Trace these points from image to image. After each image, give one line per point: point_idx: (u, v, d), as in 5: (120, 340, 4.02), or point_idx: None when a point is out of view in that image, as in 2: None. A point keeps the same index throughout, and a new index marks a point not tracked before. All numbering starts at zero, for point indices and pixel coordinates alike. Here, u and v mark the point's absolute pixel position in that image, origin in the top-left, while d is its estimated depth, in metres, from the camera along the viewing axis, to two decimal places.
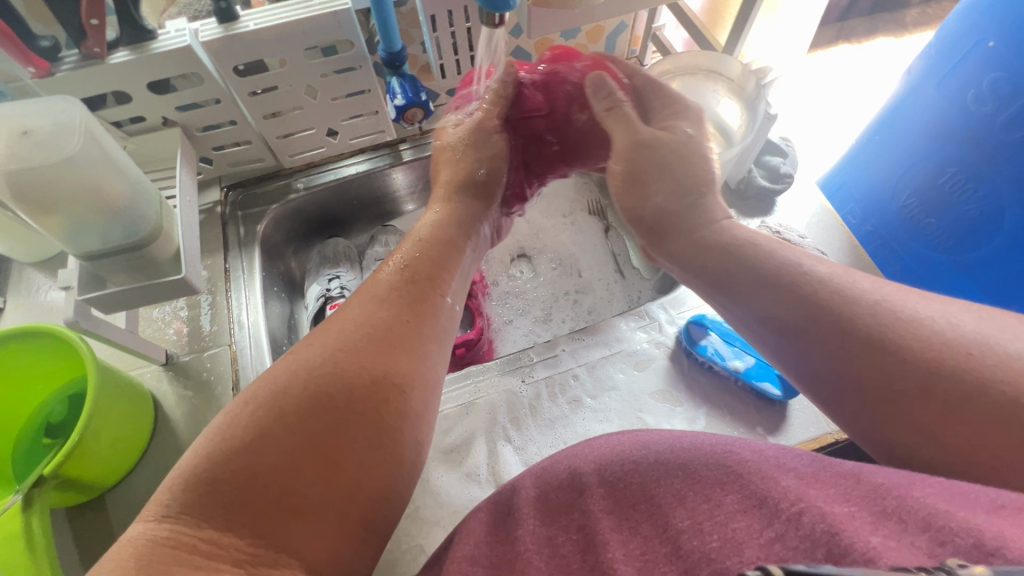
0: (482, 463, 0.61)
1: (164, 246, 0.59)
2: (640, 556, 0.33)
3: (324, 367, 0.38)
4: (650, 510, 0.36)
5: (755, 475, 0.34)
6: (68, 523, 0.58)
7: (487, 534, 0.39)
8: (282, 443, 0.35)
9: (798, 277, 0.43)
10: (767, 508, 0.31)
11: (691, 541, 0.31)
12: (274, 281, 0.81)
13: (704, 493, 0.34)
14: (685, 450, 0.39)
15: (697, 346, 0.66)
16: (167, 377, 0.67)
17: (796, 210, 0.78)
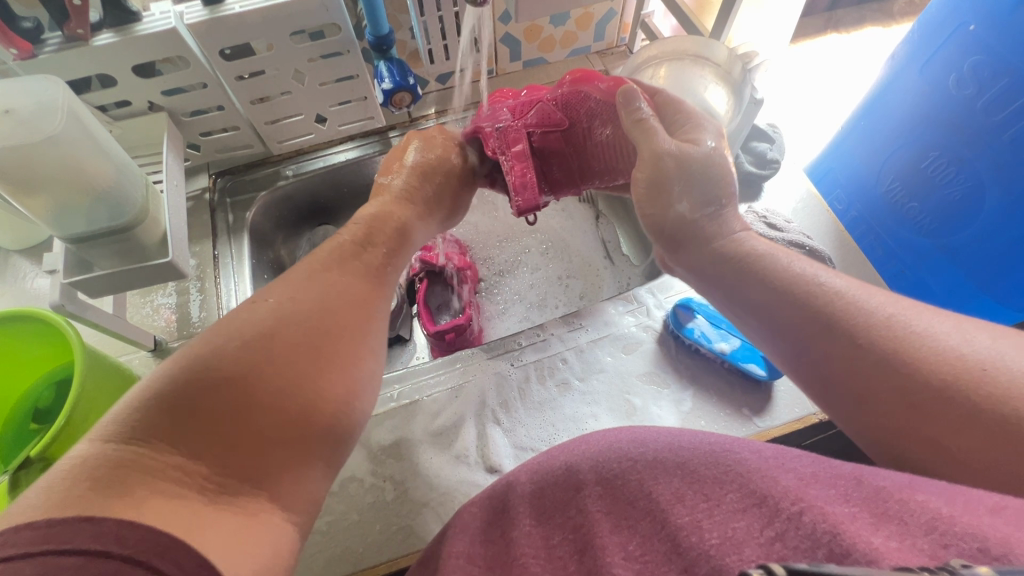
0: (471, 447, 0.61)
1: (152, 229, 0.58)
2: (640, 557, 0.33)
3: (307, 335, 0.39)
4: (648, 506, 0.35)
5: (756, 475, 0.34)
6: None
7: (480, 532, 0.40)
8: (247, 388, 0.35)
9: (856, 314, 0.42)
10: (766, 507, 0.31)
11: (690, 538, 0.31)
12: (264, 269, 0.81)
13: (703, 493, 0.34)
14: (681, 450, 0.39)
15: (685, 329, 0.66)
16: (156, 363, 0.67)
17: (783, 194, 0.78)
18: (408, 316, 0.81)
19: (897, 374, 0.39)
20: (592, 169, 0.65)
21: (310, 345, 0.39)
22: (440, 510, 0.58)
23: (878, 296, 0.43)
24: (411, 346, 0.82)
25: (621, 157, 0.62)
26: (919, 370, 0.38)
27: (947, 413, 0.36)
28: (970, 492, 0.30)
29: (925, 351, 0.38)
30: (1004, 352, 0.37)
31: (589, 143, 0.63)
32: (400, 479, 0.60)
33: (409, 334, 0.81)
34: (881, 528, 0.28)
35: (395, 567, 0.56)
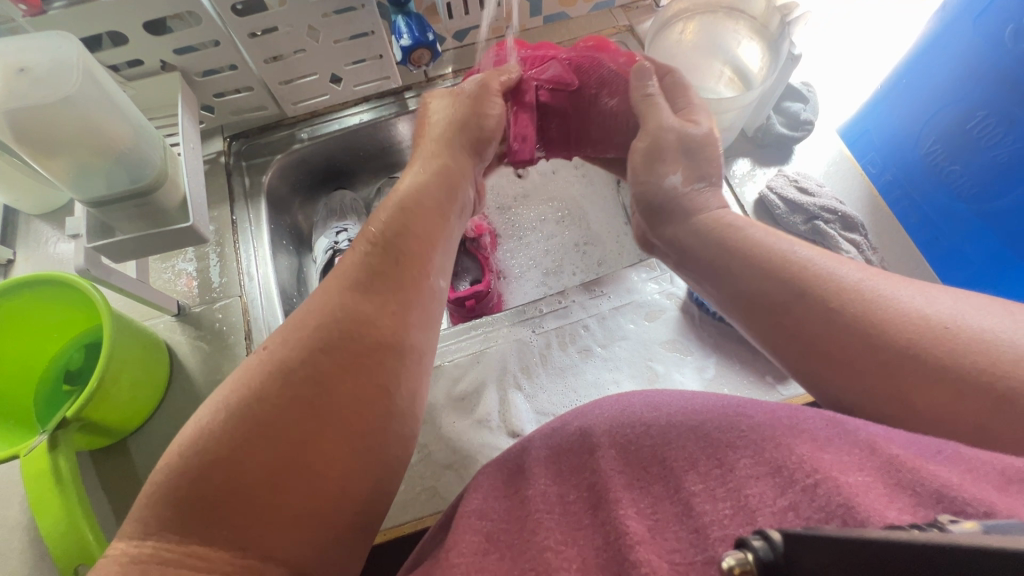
0: (492, 412, 0.62)
1: (172, 192, 0.58)
2: (651, 514, 0.33)
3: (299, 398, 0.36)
4: (661, 472, 0.35)
5: (769, 442, 0.34)
6: (93, 465, 0.60)
7: (495, 489, 0.39)
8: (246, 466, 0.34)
9: (824, 282, 0.41)
10: (782, 477, 0.31)
11: (702, 504, 0.32)
12: (281, 234, 0.81)
13: (717, 458, 0.34)
14: (695, 414, 0.39)
15: None
16: (180, 328, 0.68)
17: (813, 157, 0.76)
18: None
19: (873, 348, 0.38)
20: (588, 138, 0.65)
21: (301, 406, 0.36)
22: (463, 472, 0.59)
23: (850, 266, 0.42)
24: None
25: (622, 126, 0.63)
26: (885, 338, 0.37)
27: (938, 379, 0.35)
28: (982, 460, 0.30)
29: (890, 314, 0.38)
30: (964, 311, 0.37)
31: (593, 108, 0.63)
32: (423, 442, 0.61)
33: None
34: (895, 501, 0.28)
35: (422, 526, 0.57)
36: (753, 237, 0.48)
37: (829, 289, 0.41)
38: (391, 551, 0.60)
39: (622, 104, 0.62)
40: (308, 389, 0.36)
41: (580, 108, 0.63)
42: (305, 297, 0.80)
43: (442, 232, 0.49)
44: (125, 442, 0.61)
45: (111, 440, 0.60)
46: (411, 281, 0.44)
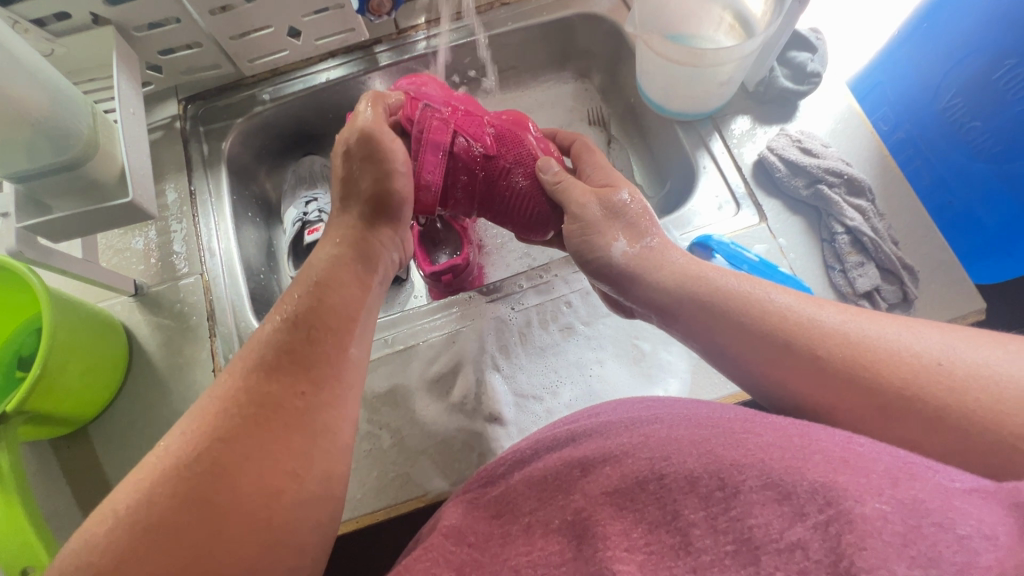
0: (468, 395, 0.59)
1: (106, 165, 0.53)
2: (643, 547, 0.30)
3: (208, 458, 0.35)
4: (657, 493, 0.32)
5: (780, 462, 0.30)
6: (53, 454, 0.57)
7: (483, 511, 0.37)
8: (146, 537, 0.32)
9: (808, 333, 0.38)
10: (790, 506, 0.28)
11: (702, 539, 0.29)
12: (247, 205, 0.76)
13: (720, 477, 0.30)
14: (697, 428, 0.36)
15: None
16: (139, 309, 0.64)
17: (818, 113, 0.68)
18: None
19: (868, 392, 0.35)
20: (497, 207, 0.60)
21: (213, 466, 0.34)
22: (438, 458, 0.56)
23: (829, 309, 0.39)
24: (408, 288, 0.77)
25: (532, 204, 0.59)
26: (882, 383, 0.35)
27: (953, 420, 0.33)
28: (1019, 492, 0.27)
29: (882, 361, 0.35)
30: (954, 344, 0.35)
31: (506, 180, 0.58)
32: (397, 426, 0.58)
33: (405, 274, 0.77)
34: (905, 546, 0.25)
35: (396, 513, 0.55)
36: (717, 283, 0.44)
37: (815, 340, 0.38)
38: (368, 535, 0.58)
39: (535, 185, 0.58)
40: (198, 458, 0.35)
41: (490, 178, 0.58)
42: (274, 272, 0.76)
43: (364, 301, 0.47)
44: (86, 430, 0.59)
45: (70, 429, 0.57)
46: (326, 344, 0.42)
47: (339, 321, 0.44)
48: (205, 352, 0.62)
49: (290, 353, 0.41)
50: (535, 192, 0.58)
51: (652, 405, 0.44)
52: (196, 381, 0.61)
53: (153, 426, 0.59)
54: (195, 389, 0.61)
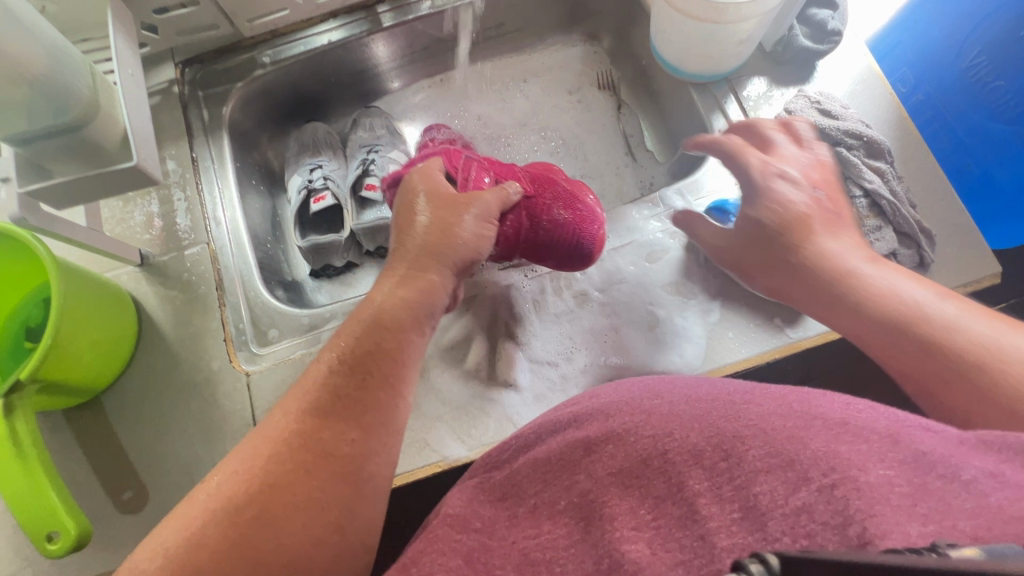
0: (483, 362, 0.58)
1: (106, 127, 0.51)
2: (650, 523, 0.31)
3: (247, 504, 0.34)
4: (661, 467, 0.33)
5: (781, 432, 0.32)
6: (67, 425, 0.57)
7: (480, 492, 0.38)
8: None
9: (885, 299, 0.44)
10: (795, 471, 0.30)
11: (709, 508, 0.30)
12: (250, 173, 0.74)
13: (724, 449, 0.32)
14: (696, 403, 0.36)
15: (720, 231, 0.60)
16: (145, 279, 0.63)
17: (836, 74, 0.66)
18: None
19: (922, 356, 0.40)
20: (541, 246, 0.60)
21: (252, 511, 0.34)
22: (453, 424, 0.56)
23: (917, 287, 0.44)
24: None
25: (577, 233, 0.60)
26: (934, 350, 0.40)
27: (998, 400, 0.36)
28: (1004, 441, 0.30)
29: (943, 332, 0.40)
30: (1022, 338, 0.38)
31: (547, 215, 0.60)
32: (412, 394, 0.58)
33: None
34: (916, 506, 0.27)
35: (413, 478, 0.55)
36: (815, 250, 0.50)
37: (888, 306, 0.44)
38: None
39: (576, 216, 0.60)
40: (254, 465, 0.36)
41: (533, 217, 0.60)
42: (279, 242, 0.75)
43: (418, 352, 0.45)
44: (99, 400, 0.58)
45: (82, 399, 0.57)
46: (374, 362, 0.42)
47: (392, 356, 0.42)
48: (215, 321, 0.62)
49: (343, 391, 0.40)
50: (576, 222, 0.60)
51: (652, 383, 0.42)
52: (207, 350, 0.60)
53: (165, 396, 0.59)
54: (207, 358, 0.60)
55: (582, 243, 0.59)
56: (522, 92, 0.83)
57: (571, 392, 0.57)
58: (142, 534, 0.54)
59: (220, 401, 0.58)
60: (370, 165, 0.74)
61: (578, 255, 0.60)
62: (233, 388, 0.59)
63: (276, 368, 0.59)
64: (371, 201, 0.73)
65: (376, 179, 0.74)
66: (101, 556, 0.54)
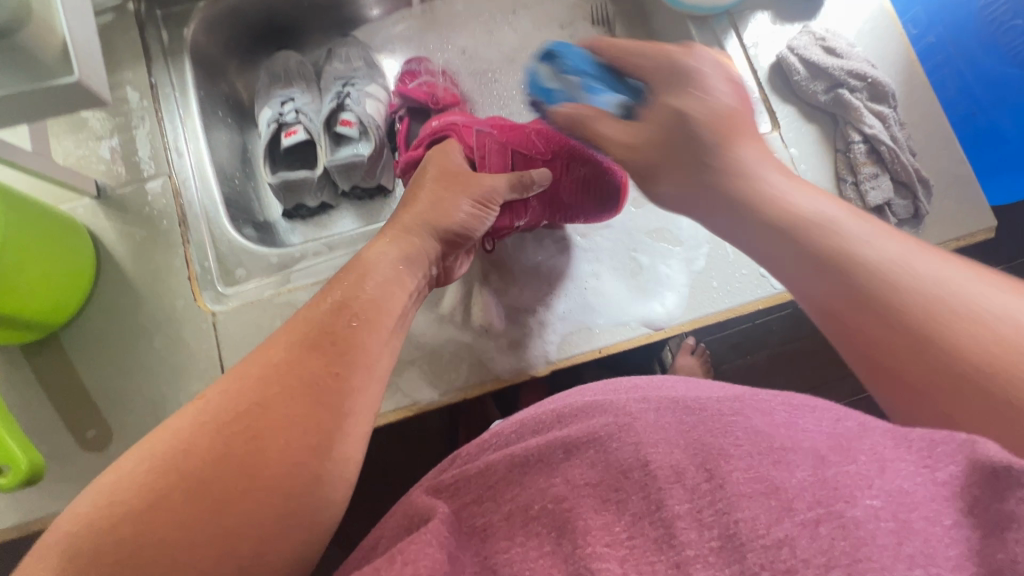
0: (459, 307, 0.56)
1: (46, 38, 0.46)
2: (626, 541, 0.27)
3: (205, 418, 0.31)
4: (642, 479, 0.29)
5: (768, 456, 0.28)
6: (25, 361, 0.55)
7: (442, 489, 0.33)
8: (124, 504, 0.28)
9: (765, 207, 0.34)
10: (778, 500, 0.26)
11: (687, 532, 0.26)
12: (217, 104, 0.70)
13: (709, 467, 0.28)
14: (680, 414, 0.33)
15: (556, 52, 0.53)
16: (103, 212, 0.59)
17: (844, 11, 0.62)
18: (390, 165, 0.72)
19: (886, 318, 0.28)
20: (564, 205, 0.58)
21: (206, 421, 0.31)
22: (427, 369, 0.55)
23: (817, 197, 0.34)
24: (394, 199, 0.73)
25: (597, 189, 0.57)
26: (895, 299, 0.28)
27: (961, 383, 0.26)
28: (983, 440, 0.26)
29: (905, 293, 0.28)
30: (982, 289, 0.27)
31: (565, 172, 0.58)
32: None
33: (391, 185, 0.72)
34: (903, 546, 0.24)
35: (385, 421, 0.54)
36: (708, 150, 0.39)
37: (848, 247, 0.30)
38: None
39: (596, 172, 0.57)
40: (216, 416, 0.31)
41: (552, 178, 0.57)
42: (249, 179, 0.71)
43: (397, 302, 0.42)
44: (58, 337, 0.56)
45: (40, 335, 0.55)
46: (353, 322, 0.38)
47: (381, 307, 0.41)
48: (178, 259, 0.58)
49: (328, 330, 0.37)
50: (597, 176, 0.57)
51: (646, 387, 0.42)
52: (171, 288, 0.58)
53: (128, 335, 0.56)
54: (171, 297, 0.57)
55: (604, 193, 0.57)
56: (511, 26, 0.77)
57: (548, 339, 0.55)
58: None
59: (185, 341, 0.56)
60: (345, 99, 0.70)
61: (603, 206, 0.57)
62: (200, 328, 0.57)
63: (244, 309, 0.57)
64: (347, 137, 0.69)
65: (351, 114, 0.69)
66: (67, 493, 0.53)
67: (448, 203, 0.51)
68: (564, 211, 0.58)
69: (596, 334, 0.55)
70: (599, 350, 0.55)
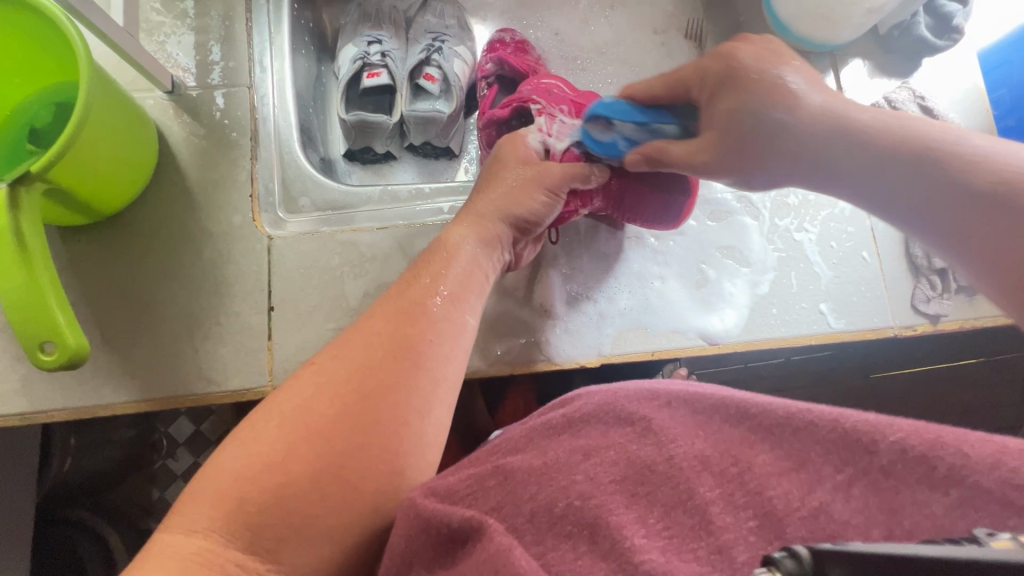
0: (521, 282, 0.56)
1: None
2: (662, 533, 0.31)
3: (339, 380, 0.35)
4: (667, 473, 0.32)
5: (792, 435, 0.32)
6: (63, 247, 0.52)
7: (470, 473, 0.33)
8: (308, 468, 0.32)
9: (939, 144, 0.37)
10: (806, 472, 0.31)
11: (722, 517, 0.30)
12: (303, 30, 0.67)
13: (733, 456, 0.32)
14: (695, 410, 0.35)
15: (608, 147, 0.54)
16: (174, 111, 0.56)
17: (942, 77, 0.63)
18: (462, 129, 0.70)
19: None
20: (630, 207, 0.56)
21: (350, 393, 0.34)
22: (479, 337, 0.54)
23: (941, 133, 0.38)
24: (459, 164, 0.72)
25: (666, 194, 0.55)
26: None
27: None
28: None
29: None
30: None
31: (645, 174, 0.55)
32: None
33: (460, 150, 0.71)
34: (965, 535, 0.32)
35: None
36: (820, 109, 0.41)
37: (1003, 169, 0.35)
38: None
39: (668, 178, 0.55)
40: (348, 372, 0.35)
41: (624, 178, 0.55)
42: (318, 111, 0.69)
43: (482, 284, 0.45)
44: (102, 229, 0.53)
45: (86, 222, 0.52)
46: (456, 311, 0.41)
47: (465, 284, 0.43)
48: (243, 173, 0.56)
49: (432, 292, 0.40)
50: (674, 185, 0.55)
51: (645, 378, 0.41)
52: (229, 203, 0.55)
53: (178, 242, 0.54)
54: (228, 211, 0.55)
55: (673, 203, 0.55)
56: (606, 19, 0.77)
57: (605, 331, 0.55)
58: (130, 380, 0.51)
59: (234, 259, 0.54)
60: (433, 53, 0.68)
61: (668, 215, 0.56)
62: (252, 250, 0.54)
63: (301, 238, 0.55)
64: (426, 92, 0.67)
65: (436, 69, 0.68)
66: (85, 390, 0.50)
67: (532, 191, 0.50)
68: (631, 211, 0.56)
69: (653, 335, 0.55)
70: (652, 353, 0.55)
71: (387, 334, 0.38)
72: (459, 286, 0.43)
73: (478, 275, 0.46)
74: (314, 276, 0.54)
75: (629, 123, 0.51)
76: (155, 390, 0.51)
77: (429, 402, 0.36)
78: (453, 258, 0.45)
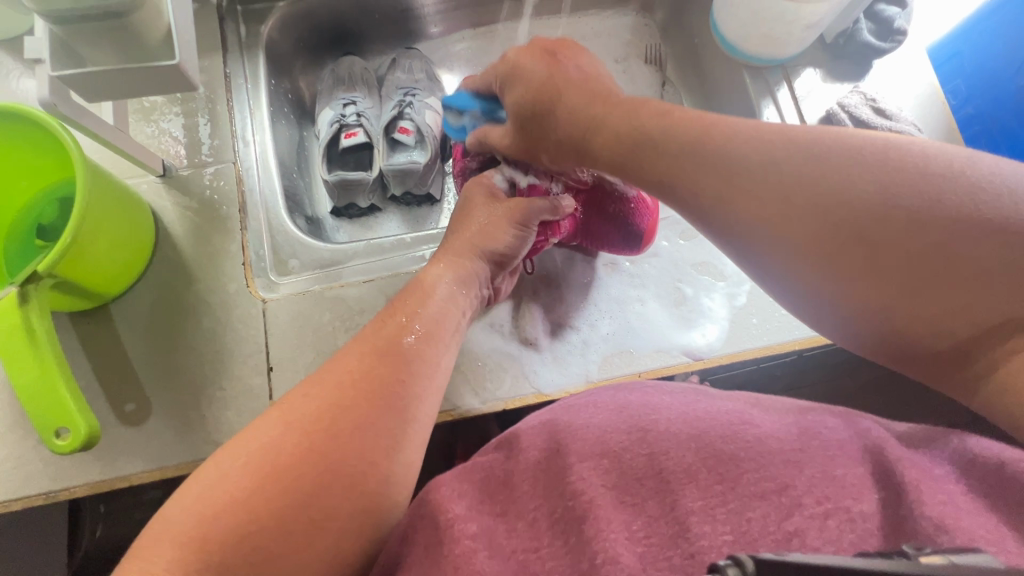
0: (507, 318, 0.58)
1: (153, 21, 0.48)
2: (643, 539, 0.30)
3: (316, 420, 0.37)
4: (657, 486, 0.32)
5: (779, 456, 0.32)
6: (72, 328, 0.56)
7: (475, 492, 0.35)
8: (267, 506, 0.33)
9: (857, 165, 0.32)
10: (786, 498, 0.30)
11: (701, 526, 0.30)
12: (282, 99, 0.72)
13: (718, 470, 0.32)
14: (693, 418, 0.35)
15: (459, 133, 0.66)
16: (167, 192, 0.60)
17: (894, 77, 0.65)
18: (440, 175, 0.74)
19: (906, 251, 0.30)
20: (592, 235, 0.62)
21: (313, 432, 0.36)
22: (472, 378, 0.56)
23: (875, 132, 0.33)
24: (440, 208, 0.75)
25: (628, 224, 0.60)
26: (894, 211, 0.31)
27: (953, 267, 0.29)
28: None
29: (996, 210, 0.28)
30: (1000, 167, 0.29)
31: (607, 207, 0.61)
32: None
33: (439, 195, 0.74)
34: None
35: None
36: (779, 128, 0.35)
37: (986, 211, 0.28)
38: None
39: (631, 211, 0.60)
40: (325, 413, 0.37)
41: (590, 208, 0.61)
42: (302, 173, 0.73)
43: (453, 319, 0.48)
44: (109, 309, 0.57)
45: (91, 305, 0.55)
46: (430, 349, 0.44)
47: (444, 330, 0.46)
48: (234, 244, 0.60)
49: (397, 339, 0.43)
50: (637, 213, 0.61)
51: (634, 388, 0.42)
52: (225, 272, 0.59)
53: (179, 313, 0.57)
54: (224, 281, 0.58)
55: (634, 230, 0.60)
56: None
57: (590, 357, 0.57)
58: (144, 449, 0.54)
59: (233, 326, 0.57)
60: (405, 108, 0.72)
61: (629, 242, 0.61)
62: (249, 314, 0.57)
63: (294, 299, 0.58)
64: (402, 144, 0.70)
65: (410, 122, 0.72)
66: (103, 464, 0.53)
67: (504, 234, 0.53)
68: (596, 239, 0.62)
69: (638, 358, 0.57)
70: (639, 374, 0.56)
71: (359, 373, 0.40)
72: (435, 322, 0.46)
73: (455, 311, 0.48)
74: (309, 333, 0.57)
75: (473, 112, 0.62)
76: (168, 457, 0.54)
77: (401, 440, 0.39)
78: (417, 295, 0.47)
